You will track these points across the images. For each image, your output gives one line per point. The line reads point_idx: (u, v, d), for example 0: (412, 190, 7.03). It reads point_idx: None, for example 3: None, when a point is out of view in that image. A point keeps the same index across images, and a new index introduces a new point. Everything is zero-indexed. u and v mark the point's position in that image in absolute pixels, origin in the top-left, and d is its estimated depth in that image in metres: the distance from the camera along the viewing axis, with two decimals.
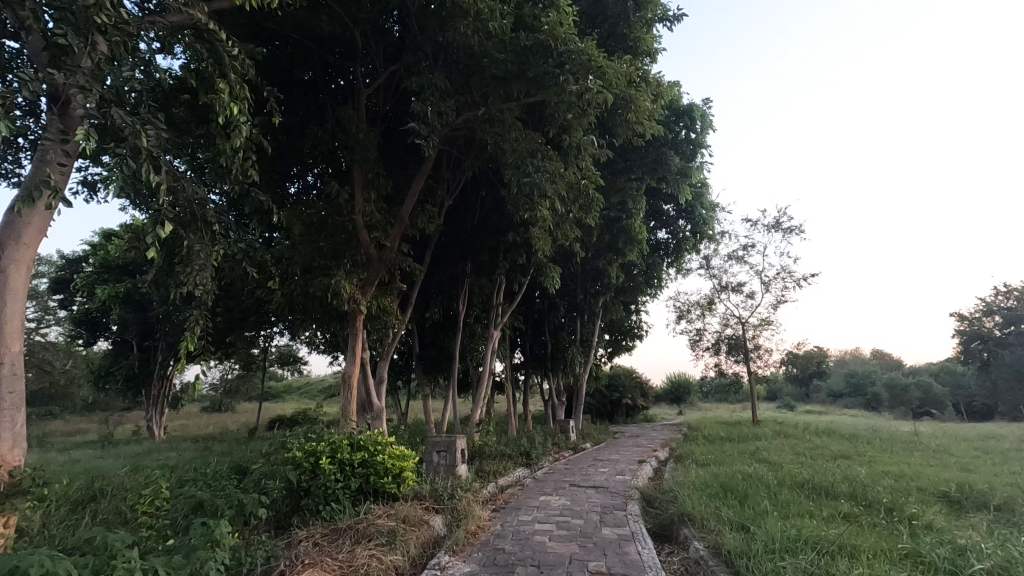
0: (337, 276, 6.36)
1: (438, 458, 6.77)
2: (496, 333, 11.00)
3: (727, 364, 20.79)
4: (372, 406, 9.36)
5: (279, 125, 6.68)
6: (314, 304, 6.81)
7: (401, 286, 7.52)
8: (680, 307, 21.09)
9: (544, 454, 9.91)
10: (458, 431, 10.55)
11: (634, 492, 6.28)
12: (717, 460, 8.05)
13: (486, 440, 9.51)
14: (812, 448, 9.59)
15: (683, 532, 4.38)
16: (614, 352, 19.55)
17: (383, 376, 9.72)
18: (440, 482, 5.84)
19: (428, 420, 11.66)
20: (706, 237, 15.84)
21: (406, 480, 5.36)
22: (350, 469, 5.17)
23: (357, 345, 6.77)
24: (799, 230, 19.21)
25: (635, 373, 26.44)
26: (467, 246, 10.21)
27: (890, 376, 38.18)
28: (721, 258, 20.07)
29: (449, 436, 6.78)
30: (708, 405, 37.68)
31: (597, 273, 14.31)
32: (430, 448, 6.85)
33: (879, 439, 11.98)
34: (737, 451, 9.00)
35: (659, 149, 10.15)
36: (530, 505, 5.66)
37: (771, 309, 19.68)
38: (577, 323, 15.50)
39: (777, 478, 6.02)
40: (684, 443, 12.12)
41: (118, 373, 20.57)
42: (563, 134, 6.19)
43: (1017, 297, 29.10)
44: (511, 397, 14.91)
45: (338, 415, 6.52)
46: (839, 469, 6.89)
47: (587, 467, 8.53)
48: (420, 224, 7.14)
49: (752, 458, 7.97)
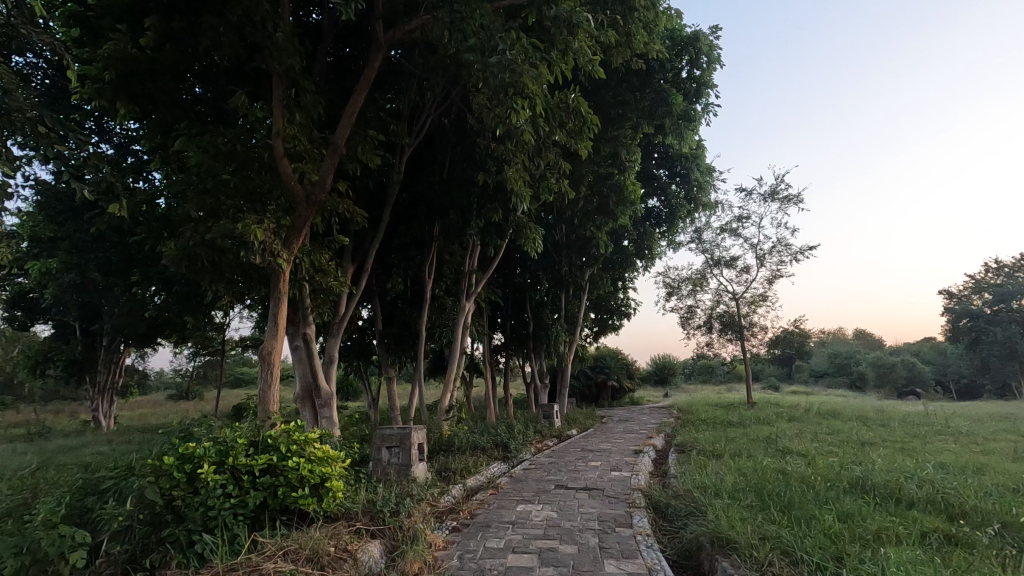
0: (245, 220, 4.69)
1: (388, 456, 5.33)
2: (468, 305, 9.53)
3: (718, 343, 19.65)
4: (319, 391, 7.83)
5: (172, 22, 4.97)
6: (221, 260, 5.18)
7: (341, 239, 5.91)
8: (670, 283, 19.88)
9: (525, 445, 8.51)
10: (424, 418, 9.10)
11: (637, 498, 4.87)
12: (731, 451, 6.76)
13: (456, 430, 8.07)
14: (830, 434, 8.37)
15: (722, 568, 3.04)
16: (600, 332, 18.24)
17: (333, 356, 8.25)
18: (382, 491, 4.37)
19: (392, 406, 10.18)
20: (701, 204, 14.54)
21: (329, 494, 3.87)
22: (248, 480, 3.65)
23: (282, 312, 5.20)
24: (797, 199, 18.04)
25: (621, 354, 25.28)
26: (434, 203, 8.70)
27: (876, 355, 37.79)
28: (714, 231, 18.83)
29: (402, 429, 5.35)
30: (693, 386, 36.90)
31: (583, 242, 12.91)
32: (378, 444, 5.38)
33: (893, 422, 10.88)
34: (748, 440, 7.73)
35: (657, 89, 8.71)
36: (503, 523, 4.20)
37: (765, 284, 18.55)
38: (561, 299, 14.11)
39: (820, 476, 4.72)
40: (680, 429, 10.86)
41: (57, 359, 18.60)
42: (548, 28, 4.66)
43: (1006, 273, 28.41)
44: (489, 380, 13.50)
45: (255, 405, 4.95)
46: (885, 461, 5.64)
47: (574, 462, 7.11)
48: (363, 156, 5.46)
49: (772, 448, 6.69)
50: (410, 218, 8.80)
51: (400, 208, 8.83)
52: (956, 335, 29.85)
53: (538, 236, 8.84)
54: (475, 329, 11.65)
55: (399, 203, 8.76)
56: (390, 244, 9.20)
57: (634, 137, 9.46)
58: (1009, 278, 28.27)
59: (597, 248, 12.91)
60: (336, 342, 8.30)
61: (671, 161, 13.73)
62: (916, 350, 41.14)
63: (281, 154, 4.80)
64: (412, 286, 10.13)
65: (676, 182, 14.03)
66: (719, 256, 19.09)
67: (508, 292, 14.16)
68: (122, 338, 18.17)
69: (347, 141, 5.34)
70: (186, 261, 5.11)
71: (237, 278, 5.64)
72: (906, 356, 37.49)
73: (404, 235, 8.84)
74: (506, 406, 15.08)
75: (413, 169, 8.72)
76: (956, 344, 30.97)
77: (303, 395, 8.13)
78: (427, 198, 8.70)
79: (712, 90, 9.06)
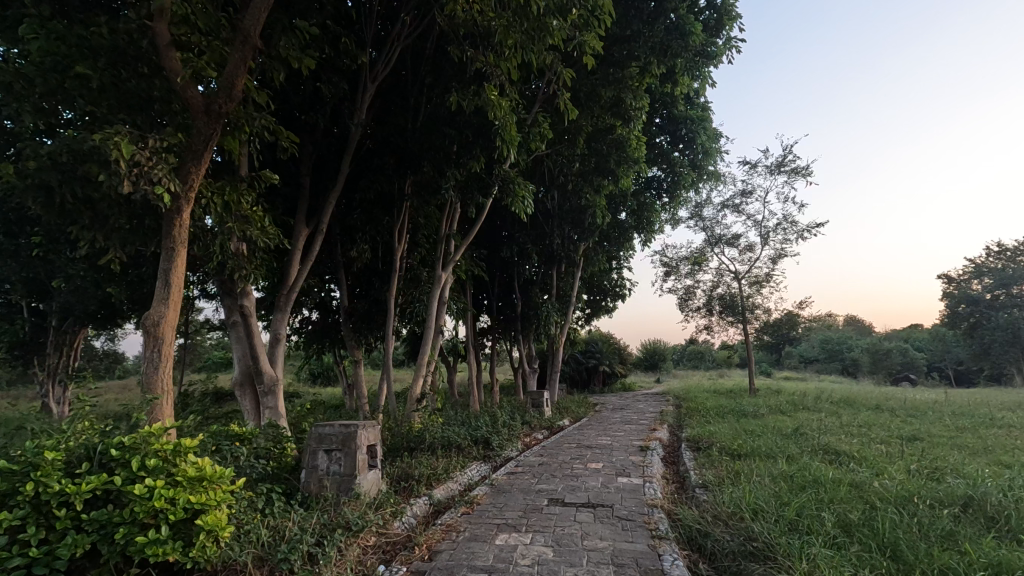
0: (110, 130, 3.29)
1: (326, 464, 4.03)
2: (445, 276, 8.12)
3: (717, 326, 18.49)
4: (260, 376, 6.47)
5: None
6: (95, 195, 3.79)
7: (269, 176, 4.52)
8: (668, 262, 18.63)
9: (512, 441, 7.23)
10: (393, 408, 7.76)
11: (661, 524, 3.54)
12: (763, 452, 5.52)
13: (428, 424, 6.75)
14: (867, 428, 7.15)
15: None
16: (592, 314, 16.71)
17: (280, 334, 6.87)
18: (298, 524, 3.02)
19: (359, 395, 8.82)
20: (706, 172, 13.22)
21: (206, 537, 2.51)
22: (64, 519, 2.30)
23: (179, 266, 3.78)
24: (805, 172, 16.80)
25: (613, 339, 24.12)
26: (404, 153, 7.30)
27: (869, 341, 37.11)
28: (714, 207, 17.56)
29: (345, 428, 4.06)
30: (684, 372, 35.97)
31: (580, 210, 11.63)
32: (313, 447, 4.05)
33: (920, 411, 9.70)
34: (775, 436, 6.50)
35: (672, 19, 7.38)
36: (474, 572, 2.87)
37: (769, 263, 17.35)
38: (552, 276, 12.78)
39: (915, 493, 3.47)
40: (687, 420, 9.65)
41: None
42: None
43: (1008, 257, 27.20)
44: (472, 365, 12.17)
45: (138, 393, 3.57)
46: (969, 466, 4.44)
47: (570, 464, 5.81)
48: (290, 54, 4.04)
49: (813, 448, 5.45)
50: (375, 172, 7.39)
51: (364, 157, 7.42)
52: (954, 321, 28.92)
53: (528, 196, 7.48)
54: (456, 307, 10.30)
55: (361, 152, 7.36)
56: (353, 202, 7.80)
57: (642, 80, 8.10)
58: (1010, 262, 27.06)
59: (592, 218, 11.58)
60: (285, 317, 6.95)
61: (675, 122, 12.38)
62: (910, 336, 40.53)
63: (162, 37, 3.37)
64: (381, 256, 8.75)
65: (679, 147, 12.72)
66: (720, 234, 17.85)
67: (494, 268, 12.81)
68: (71, 319, 16.41)
69: (268, 34, 3.93)
70: (40, 193, 3.73)
71: (124, 224, 4.22)
72: (900, 343, 36.83)
73: (368, 190, 7.43)
74: (491, 392, 13.78)
75: (380, 111, 7.29)
76: (953, 329, 30.10)
77: (243, 380, 6.72)
78: (397, 147, 7.31)
79: (734, 25, 7.73)
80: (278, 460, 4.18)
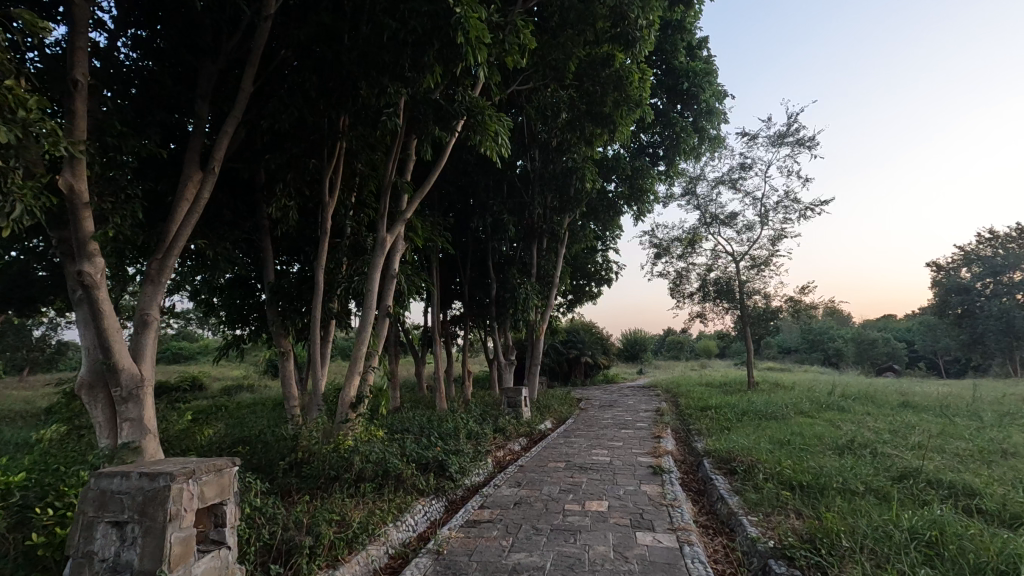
0: None
1: (113, 549, 2.15)
2: (393, 239, 6.14)
3: (710, 313, 16.91)
4: (113, 375, 4.49)
5: None
6: None
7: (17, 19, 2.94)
8: (658, 244, 16.93)
9: (481, 459, 5.42)
10: (324, 416, 5.82)
11: None
12: (841, 484, 3.80)
13: (363, 438, 4.89)
14: (940, 438, 5.54)
15: None
16: (575, 301, 14.99)
17: (150, 317, 4.88)
18: None
19: (288, 396, 6.86)
20: (709, 133, 11.50)
21: None
22: None
23: None
24: (811, 143, 15.22)
25: (594, 327, 22.46)
26: (334, 67, 5.35)
27: (850, 331, 36.31)
28: (710, 182, 15.89)
29: (148, 482, 2.13)
30: (664, 362, 34.63)
31: (565, 174, 9.83)
32: (93, 518, 2.18)
33: (967, 411, 8.17)
34: (833, 455, 4.78)
35: None
36: None
37: (768, 244, 15.78)
38: (532, 253, 10.95)
39: None
40: (695, 423, 7.96)
41: None
42: None
43: (999, 245, 26.34)
44: (438, 356, 10.29)
45: None
46: None
47: (561, 501, 4.04)
48: None
49: (915, 483, 3.75)
50: (293, 92, 5.43)
51: (278, 75, 5.49)
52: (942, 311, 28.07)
53: (503, 132, 5.63)
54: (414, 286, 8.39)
55: (276, 68, 5.46)
56: (265, 138, 5.81)
57: None
58: (1002, 250, 26.20)
59: (580, 183, 9.81)
60: (160, 292, 4.97)
61: (675, 76, 10.66)
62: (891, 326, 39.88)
63: None
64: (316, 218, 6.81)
65: (679, 107, 10.99)
66: (715, 213, 16.19)
67: (463, 244, 10.91)
68: None
69: None
70: None
71: None
72: (884, 334, 35.87)
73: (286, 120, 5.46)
74: (462, 386, 11.90)
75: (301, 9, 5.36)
76: (939, 320, 29.30)
77: (92, 382, 4.70)
78: (323, 61, 5.39)
79: None
80: (52, 533, 2.42)
